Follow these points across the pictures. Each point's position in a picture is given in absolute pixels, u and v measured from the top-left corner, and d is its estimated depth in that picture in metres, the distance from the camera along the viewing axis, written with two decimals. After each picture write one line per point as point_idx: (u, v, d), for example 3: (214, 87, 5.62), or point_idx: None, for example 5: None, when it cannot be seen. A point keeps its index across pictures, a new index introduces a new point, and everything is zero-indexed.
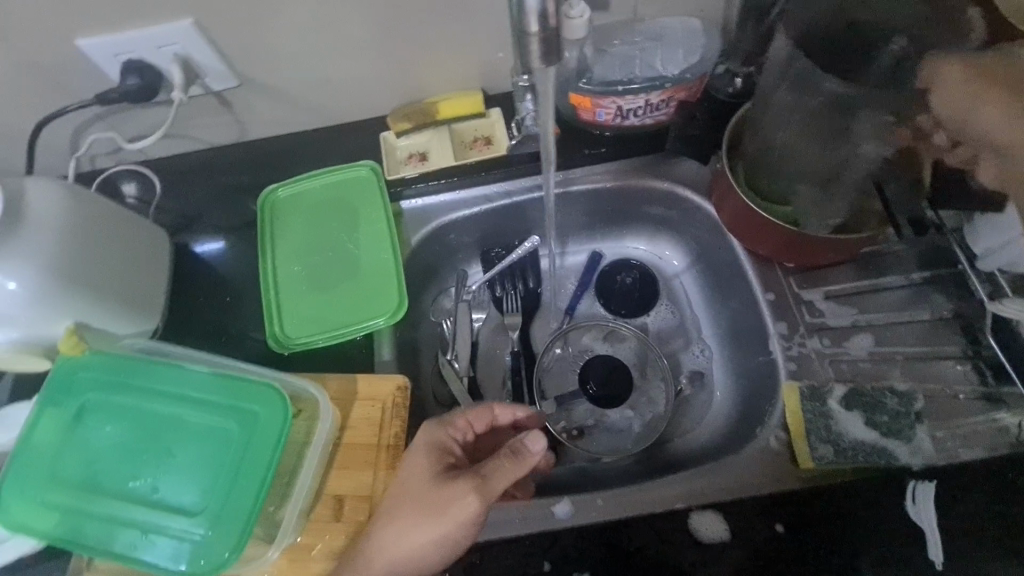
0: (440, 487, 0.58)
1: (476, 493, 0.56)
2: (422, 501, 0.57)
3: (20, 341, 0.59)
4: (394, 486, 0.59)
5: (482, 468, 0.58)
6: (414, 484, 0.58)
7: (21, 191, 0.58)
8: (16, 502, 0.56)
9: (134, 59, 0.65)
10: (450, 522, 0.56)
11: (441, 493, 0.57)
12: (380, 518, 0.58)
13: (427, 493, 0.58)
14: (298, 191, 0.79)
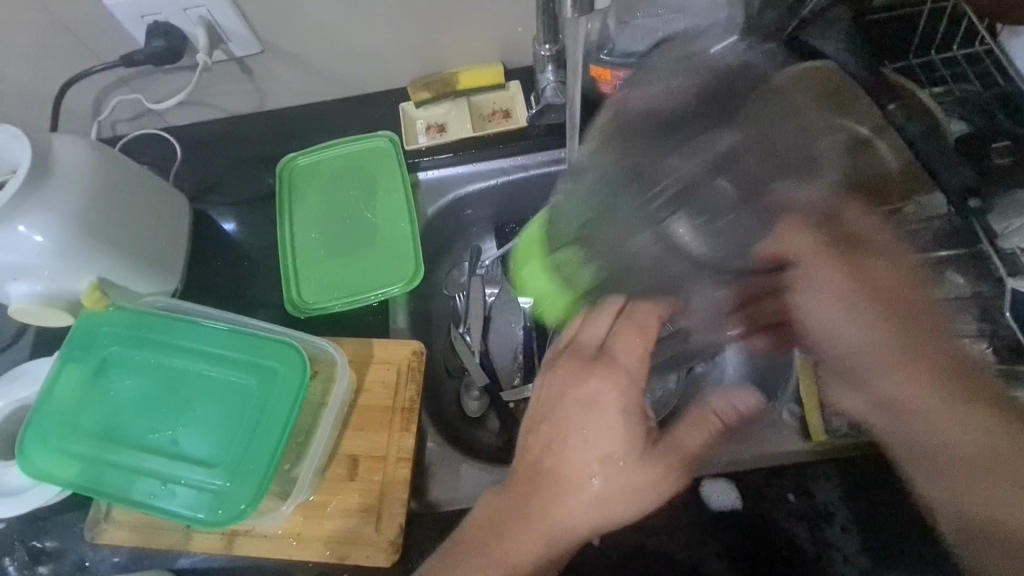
0: (648, 455, 0.56)
1: (678, 461, 0.56)
2: (628, 480, 0.55)
3: (46, 296, 0.61)
4: (600, 457, 0.55)
5: (678, 435, 0.56)
6: (618, 461, 0.55)
7: (48, 146, 0.59)
8: (38, 451, 0.57)
9: (161, 21, 0.66)
10: (648, 492, 0.56)
11: (649, 467, 0.55)
12: (581, 486, 0.55)
13: (634, 468, 0.55)
14: (315, 160, 0.79)
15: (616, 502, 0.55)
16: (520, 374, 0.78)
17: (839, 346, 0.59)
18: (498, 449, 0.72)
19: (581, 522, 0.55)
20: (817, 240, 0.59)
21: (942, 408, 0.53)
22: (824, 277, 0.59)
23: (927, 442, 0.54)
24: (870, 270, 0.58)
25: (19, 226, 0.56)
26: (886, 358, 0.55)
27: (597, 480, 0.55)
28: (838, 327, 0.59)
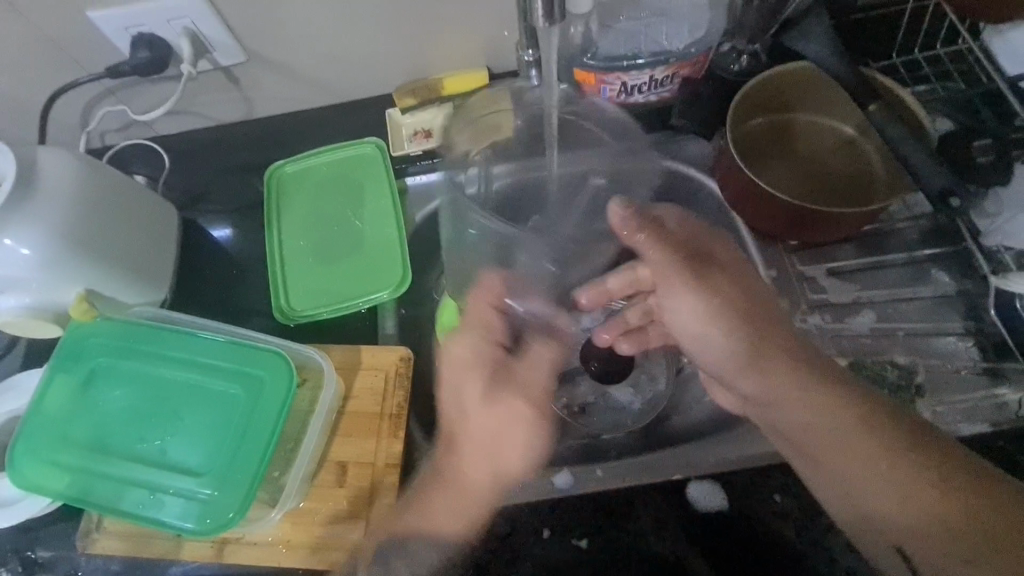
0: (503, 389, 0.59)
1: (527, 388, 0.59)
2: (490, 428, 0.57)
3: (34, 308, 0.61)
4: (478, 401, 0.57)
5: (531, 368, 0.60)
6: (476, 414, 0.57)
7: (34, 160, 0.60)
8: (28, 462, 0.57)
9: (145, 32, 0.67)
10: (527, 423, 0.58)
11: (509, 400, 0.58)
12: (467, 437, 0.57)
13: (499, 404, 0.58)
14: (303, 167, 0.79)
15: (488, 458, 0.57)
16: None
17: (712, 359, 0.63)
18: None
19: (458, 478, 0.56)
20: (667, 262, 0.63)
21: (806, 408, 0.57)
22: (683, 299, 0.62)
23: (806, 444, 0.57)
24: (726, 282, 0.61)
25: (6, 239, 0.56)
26: (758, 374, 0.59)
27: (466, 426, 0.58)
28: (702, 337, 0.62)
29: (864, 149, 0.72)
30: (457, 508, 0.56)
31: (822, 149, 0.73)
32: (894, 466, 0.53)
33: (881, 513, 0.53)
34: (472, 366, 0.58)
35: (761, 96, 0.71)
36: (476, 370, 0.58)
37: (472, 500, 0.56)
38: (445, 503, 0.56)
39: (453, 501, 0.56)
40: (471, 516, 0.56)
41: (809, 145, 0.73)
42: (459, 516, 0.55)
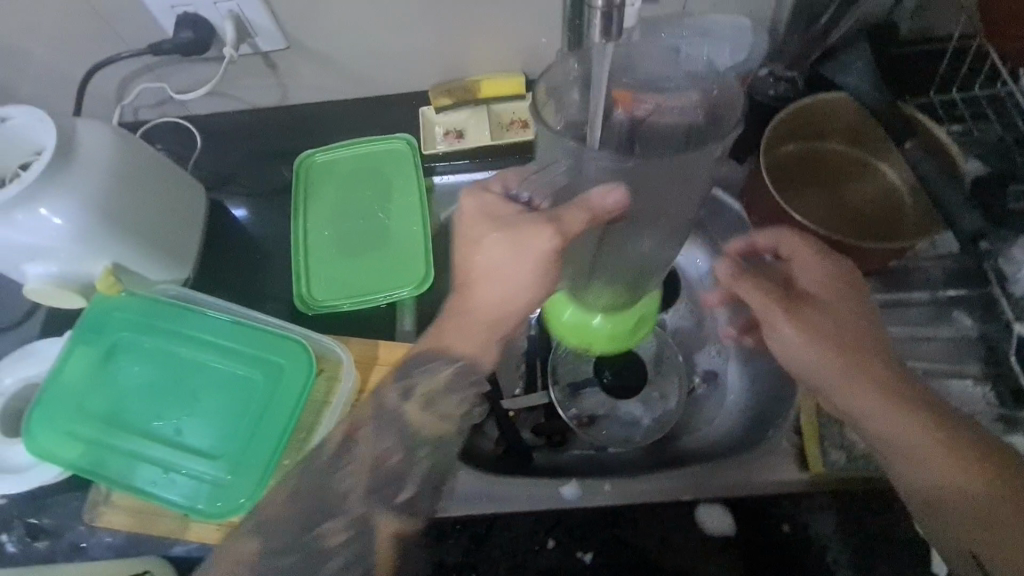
0: (515, 234, 0.58)
1: (553, 234, 0.57)
2: (506, 246, 0.59)
3: (58, 278, 0.61)
4: (486, 266, 0.60)
5: (559, 214, 0.57)
6: (486, 257, 0.60)
7: (72, 130, 0.60)
8: (43, 430, 0.58)
9: (190, 12, 0.67)
10: (537, 262, 0.59)
11: (518, 243, 0.58)
12: (480, 276, 0.61)
13: (504, 261, 0.59)
14: (333, 157, 0.80)
15: (501, 272, 0.60)
16: (522, 383, 0.78)
17: (801, 370, 0.60)
18: (496, 456, 0.72)
19: (467, 309, 0.62)
20: (759, 291, 0.61)
21: (871, 395, 0.56)
22: (780, 326, 0.60)
23: (878, 436, 0.56)
24: (824, 315, 0.59)
25: (40, 208, 0.57)
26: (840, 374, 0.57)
27: (483, 273, 0.61)
28: (795, 357, 0.59)
29: (893, 184, 0.72)
30: (467, 330, 0.61)
31: (853, 181, 0.73)
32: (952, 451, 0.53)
33: (952, 504, 0.53)
34: (488, 219, 0.60)
35: (799, 121, 0.71)
36: (497, 218, 0.60)
37: (482, 324, 0.61)
38: (457, 334, 0.61)
39: (463, 326, 0.61)
40: (478, 340, 0.61)
41: (839, 176, 0.74)
42: (472, 336, 0.61)
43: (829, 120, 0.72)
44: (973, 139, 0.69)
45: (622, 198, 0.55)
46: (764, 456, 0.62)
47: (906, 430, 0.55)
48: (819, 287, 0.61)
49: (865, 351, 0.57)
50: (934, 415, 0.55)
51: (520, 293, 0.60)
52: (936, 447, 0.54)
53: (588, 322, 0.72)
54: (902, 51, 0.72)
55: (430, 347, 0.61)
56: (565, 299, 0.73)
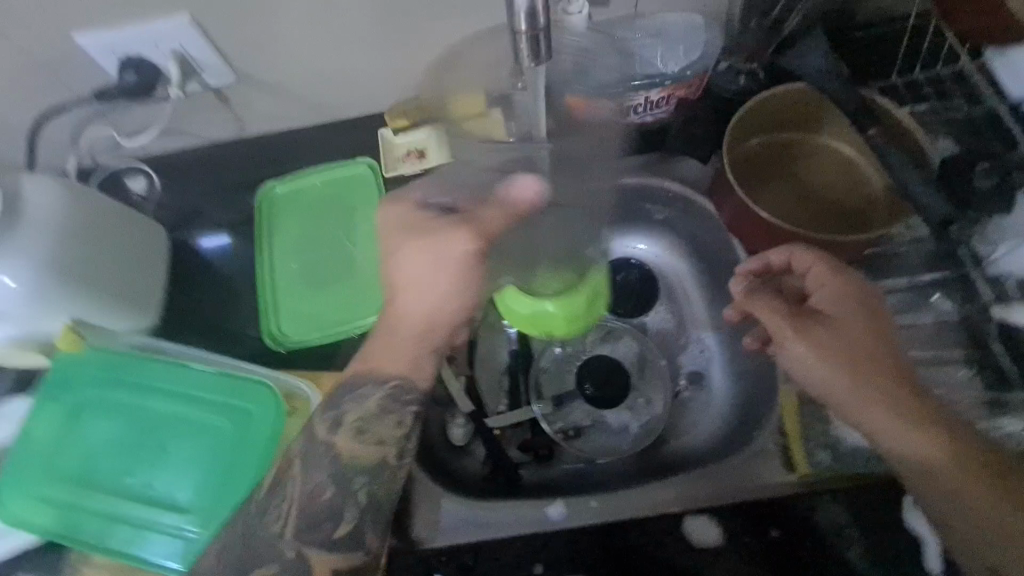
0: (430, 233, 0.53)
1: (466, 231, 0.52)
2: (426, 251, 0.53)
3: (19, 339, 0.61)
4: (404, 275, 0.54)
5: (474, 214, 0.54)
6: (408, 263, 0.53)
7: (16, 188, 0.59)
8: (16, 496, 0.59)
9: (132, 55, 0.66)
10: (450, 267, 0.53)
11: (434, 245, 0.53)
12: (399, 289, 0.54)
13: (424, 267, 0.53)
14: (294, 187, 0.78)
15: (419, 283, 0.53)
16: (505, 401, 0.74)
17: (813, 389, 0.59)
18: (483, 477, 0.70)
19: (390, 323, 0.55)
20: (772, 312, 0.60)
21: (889, 408, 0.54)
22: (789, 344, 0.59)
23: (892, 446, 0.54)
24: (835, 334, 0.57)
25: None
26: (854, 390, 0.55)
27: (400, 285, 0.54)
28: (811, 376, 0.58)
29: (864, 172, 0.71)
30: (394, 349, 0.54)
31: (819, 171, 0.72)
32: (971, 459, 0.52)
33: (970, 509, 0.51)
34: (401, 229, 0.54)
35: (760, 114, 0.70)
36: (410, 229, 0.54)
37: (410, 338, 0.54)
38: (384, 357, 0.54)
39: (388, 345, 0.54)
40: (409, 358, 0.54)
41: (806, 167, 0.73)
42: (400, 355, 0.54)
43: (792, 111, 0.71)
44: (943, 118, 0.67)
45: (535, 189, 0.54)
46: (749, 461, 0.62)
47: (923, 451, 0.53)
48: (836, 307, 0.59)
49: (879, 368, 0.55)
50: (948, 430, 0.53)
51: (443, 301, 0.53)
52: (957, 466, 0.52)
53: (543, 312, 0.64)
54: (861, 34, 0.69)
55: (366, 377, 0.54)
56: (514, 291, 0.65)
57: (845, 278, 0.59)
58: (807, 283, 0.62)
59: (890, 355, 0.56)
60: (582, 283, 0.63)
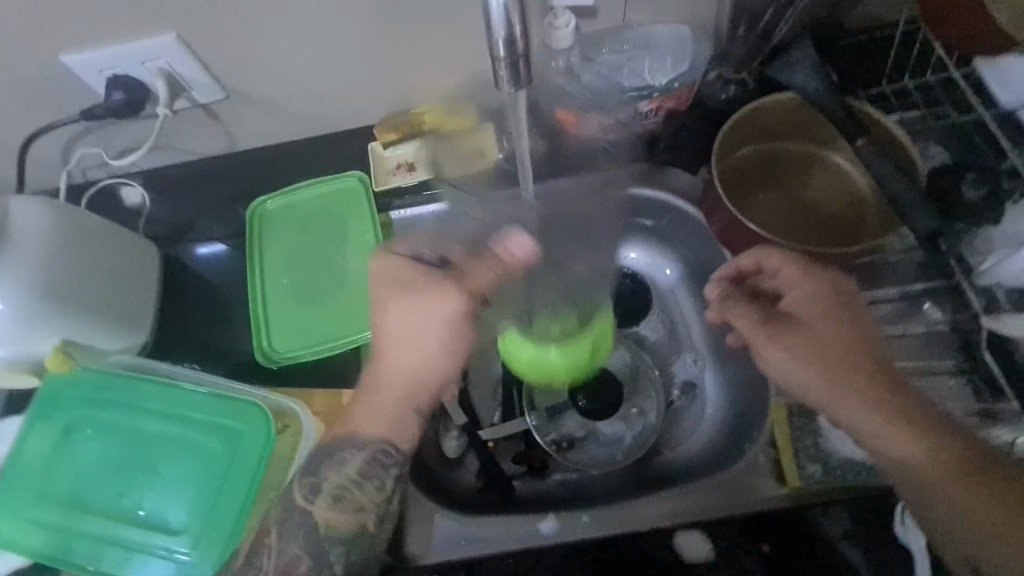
0: (422, 294, 0.56)
1: (460, 291, 0.55)
2: (413, 312, 0.56)
3: (10, 362, 0.60)
4: (393, 336, 0.56)
5: (466, 271, 0.56)
6: (397, 325, 0.56)
7: (7, 211, 0.59)
8: (8, 518, 0.59)
9: (120, 74, 0.66)
10: (442, 326, 0.56)
11: (427, 306, 0.55)
12: (387, 349, 0.57)
13: (421, 330, 0.56)
14: (285, 202, 0.78)
15: (410, 338, 0.56)
16: (498, 411, 0.74)
17: (792, 390, 0.57)
18: (477, 490, 0.69)
19: (377, 377, 0.57)
20: (744, 317, 0.60)
21: (866, 409, 0.53)
22: (766, 351, 0.58)
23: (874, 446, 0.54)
24: (810, 339, 0.56)
25: None
26: (842, 396, 0.54)
27: (390, 344, 0.57)
28: (791, 380, 0.57)
29: (855, 183, 0.71)
30: (377, 409, 0.56)
31: (810, 181, 0.72)
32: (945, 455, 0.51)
33: (940, 498, 0.51)
34: (393, 279, 0.57)
35: (749, 123, 0.70)
36: (396, 282, 0.56)
37: (395, 403, 0.56)
38: (367, 411, 0.56)
39: (371, 404, 0.56)
40: (393, 418, 0.56)
41: (796, 177, 0.72)
42: (378, 417, 0.56)
43: (783, 120, 0.71)
44: (934, 125, 0.68)
45: (528, 245, 0.57)
46: (740, 473, 0.62)
47: (907, 444, 0.52)
48: (808, 310, 0.58)
49: (855, 369, 0.54)
50: (929, 427, 0.52)
51: (425, 359, 0.56)
52: (939, 463, 0.51)
53: (543, 357, 0.62)
54: (849, 43, 0.70)
55: (353, 427, 0.56)
56: (514, 335, 0.63)
57: (818, 278, 0.58)
58: (778, 284, 0.61)
59: (869, 350, 0.55)
60: (585, 331, 0.63)
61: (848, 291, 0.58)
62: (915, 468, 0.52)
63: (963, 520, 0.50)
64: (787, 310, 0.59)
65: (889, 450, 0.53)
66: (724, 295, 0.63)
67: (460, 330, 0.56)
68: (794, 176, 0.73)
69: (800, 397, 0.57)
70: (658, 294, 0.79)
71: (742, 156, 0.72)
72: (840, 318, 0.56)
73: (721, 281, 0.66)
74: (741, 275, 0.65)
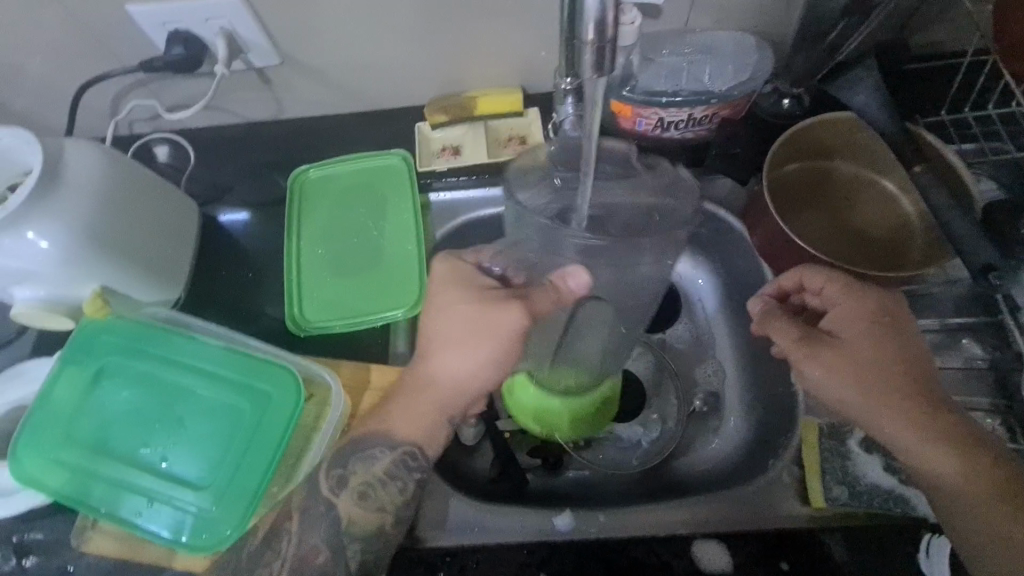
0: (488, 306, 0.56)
1: (522, 310, 0.56)
2: (472, 317, 0.57)
3: (48, 300, 0.61)
4: (448, 343, 0.57)
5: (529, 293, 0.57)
6: (454, 330, 0.57)
7: (61, 152, 0.59)
8: (31, 456, 0.59)
9: (181, 29, 0.66)
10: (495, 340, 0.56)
11: (485, 317, 0.56)
12: (438, 352, 0.58)
13: (477, 337, 0.56)
14: (327, 173, 0.78)
15: (465, 346, 0.57)
16: None
17: (830, 402, 0.57)
18: (487, 480, 0.68)
19: (419, 383, 0.58)
20: (783, 332, 0.59)
21: (907, 430, 0.53)
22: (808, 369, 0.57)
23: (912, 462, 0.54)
24: (847, 356, 0.55)
25: (27, 232, 0.56)
26: (879, 413, 0.54)
27: (441, 348, 0.58)
28: (831, 397, 0.56)
29: (905, 211, 0.70)
30: (413, 413, 0.57)
31: (858, 203, 0.72)
32: (987, 479, 0.51)
33: (980, 524, 0.51)
34: (459, 284, 0.58)
35: (802, 140, 0.69)
36: (470, 289, 0.58)
37: (429, 408, 0.57)
38: (404, 416, 0.57)
39: (410, 409, 0.57)
40: (425, 426, 0.57)
41: (843, 199, 0.72)
42: (415, 423, 0.57)
43: (838, 139, 0.70)
44: (989, 159, 0.67)
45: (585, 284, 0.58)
46: (760, 489, 0.61)
47: (937, 466, 0.52)
48: (847, 329, 0.57)
49: (898, 387, 0.54)
50: (961, 445, 0.52)
51: (474, 366, 0.57)
52: (967, 478, 0.51)
53: (545, 404, 0.67)
54: (914, 68, 0.69)
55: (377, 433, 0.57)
56: (524, 382, 0.68)
57: (863, 296, 0.57)
58: (825, 303, 0.60)
59: (914, 366, 0.55)
60: (595, 386, 0.68)
61: (893, 312, 0.57)
62: (943, 485, 0.52)
63: (992, 542, 0.51)
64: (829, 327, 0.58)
65: (920, 464, 0.53)
66: (766, 312, 0.62)
67: (504, 350, 0.57)
68: (840, 200, 0.72)
69: (833, 406, 0.57)
70: (685, 300, 0.79)
71: (790, 174, 0.72)
72: (885, 345, 0.55)
73: (766, 297, 0.65)
74: (782, 294, 0.65)
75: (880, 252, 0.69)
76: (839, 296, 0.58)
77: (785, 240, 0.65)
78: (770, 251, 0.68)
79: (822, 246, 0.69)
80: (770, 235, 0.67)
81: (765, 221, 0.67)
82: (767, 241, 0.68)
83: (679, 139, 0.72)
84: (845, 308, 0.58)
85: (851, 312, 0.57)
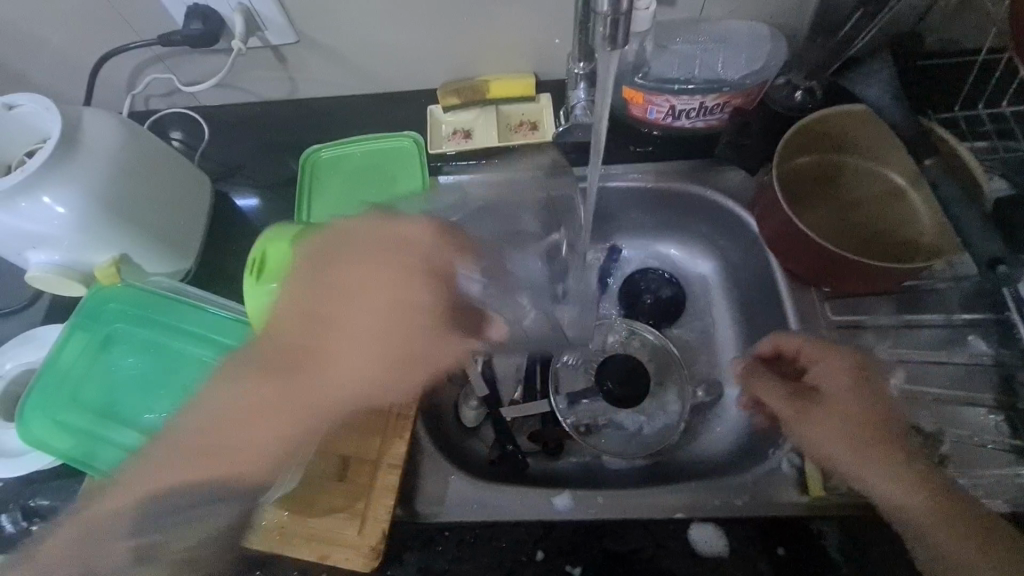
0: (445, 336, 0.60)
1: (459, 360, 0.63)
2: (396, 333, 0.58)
3: (63, 266, 0.62)
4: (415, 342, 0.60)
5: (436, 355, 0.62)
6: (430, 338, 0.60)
7: (78, 119, 0.60)
8: (37, 417, 0.60)
9: (200, 4, 0.67)
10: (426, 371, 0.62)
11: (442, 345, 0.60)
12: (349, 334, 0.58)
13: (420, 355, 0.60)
14: (339, 154, 0.79)
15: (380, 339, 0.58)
16: (518, 389, 0.74)
17: (818, 453, 0.57)
18: (487, 462, 0.69)
19: (308, 366, 0.58)
20: (770, 389, 0.61)
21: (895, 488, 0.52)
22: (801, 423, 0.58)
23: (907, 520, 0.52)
24: (830, 411, 0.57)
25: (42, 197, 0.57)
26: (867, 467, 0.54)
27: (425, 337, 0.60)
28: (823, 450, 0.56)
29: (913, 202, 0.70)
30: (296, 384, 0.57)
31: (865, 197, 0.72)
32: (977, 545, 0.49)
33: None
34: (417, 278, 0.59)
35: (814, 131, 0.69)
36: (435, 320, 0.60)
37: (307, 405, 0.58)
38: (272, 395, 0.57)
39: (297, 380, 0.57)
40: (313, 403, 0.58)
41: (850, 192, 0.72)
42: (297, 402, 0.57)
43: (851, 129, 0.69)
44: (1000, 157, 0.66)
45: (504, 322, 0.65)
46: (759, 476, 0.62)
47: (936, 533, 0.50)
48: (830, 382, 0.59)
49: (878, 441, 0.54)
50: (943, 498, 0.51)
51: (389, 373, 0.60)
52: (949, 529, 0.50)
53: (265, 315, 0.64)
54: (925, 64, 0.69)
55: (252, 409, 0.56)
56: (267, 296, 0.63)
57: (840, 353, 0.59)
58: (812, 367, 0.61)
59: (886, 421, 0.56)
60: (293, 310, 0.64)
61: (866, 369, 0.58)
62: (924, 535, 0.50)
63: None
64: (812, 383, 0.60)
65: (904, 519, 0.52)
66: (750, 371, 0.63)
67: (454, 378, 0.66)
68: (846, 193, 0.72)
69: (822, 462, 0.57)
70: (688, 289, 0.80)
71: (799, 164, 0.72)
72: (860, 390, 0.57)
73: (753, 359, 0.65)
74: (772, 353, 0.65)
75: (887, 251, 0.69)
76: (817, 357, 0.60)
77: (792, 230, 0.65)
78: (777, 241, 0.68)
79: (828, 237, 0.70)
80: (776, 219, 0.66)
81: (773, 209, 0.67)
82: (773, 230, 0.67)
83: (690, 129, 0.72)
84: (833, 368, 0.59)
85: (838, 363, 0.59)
